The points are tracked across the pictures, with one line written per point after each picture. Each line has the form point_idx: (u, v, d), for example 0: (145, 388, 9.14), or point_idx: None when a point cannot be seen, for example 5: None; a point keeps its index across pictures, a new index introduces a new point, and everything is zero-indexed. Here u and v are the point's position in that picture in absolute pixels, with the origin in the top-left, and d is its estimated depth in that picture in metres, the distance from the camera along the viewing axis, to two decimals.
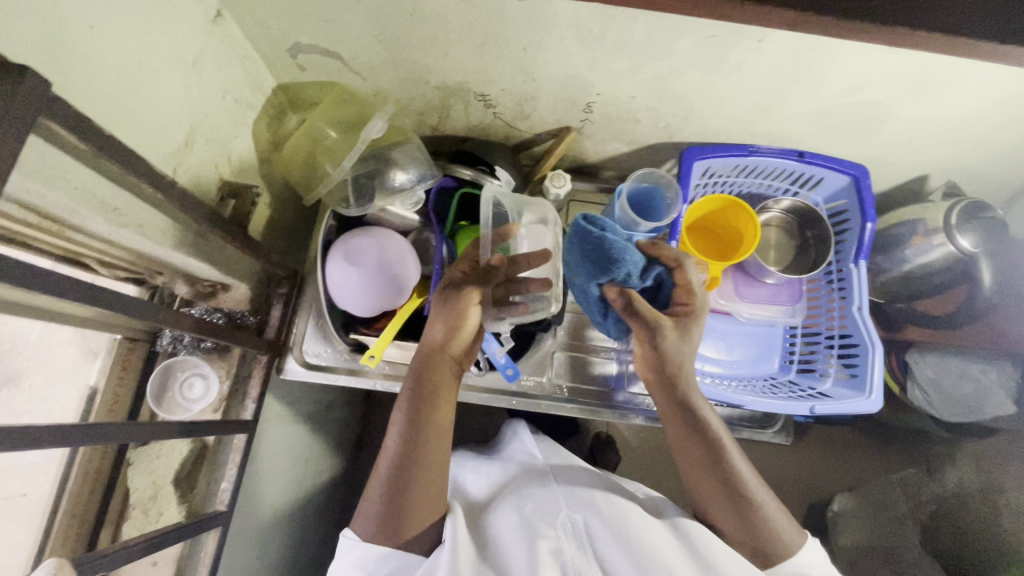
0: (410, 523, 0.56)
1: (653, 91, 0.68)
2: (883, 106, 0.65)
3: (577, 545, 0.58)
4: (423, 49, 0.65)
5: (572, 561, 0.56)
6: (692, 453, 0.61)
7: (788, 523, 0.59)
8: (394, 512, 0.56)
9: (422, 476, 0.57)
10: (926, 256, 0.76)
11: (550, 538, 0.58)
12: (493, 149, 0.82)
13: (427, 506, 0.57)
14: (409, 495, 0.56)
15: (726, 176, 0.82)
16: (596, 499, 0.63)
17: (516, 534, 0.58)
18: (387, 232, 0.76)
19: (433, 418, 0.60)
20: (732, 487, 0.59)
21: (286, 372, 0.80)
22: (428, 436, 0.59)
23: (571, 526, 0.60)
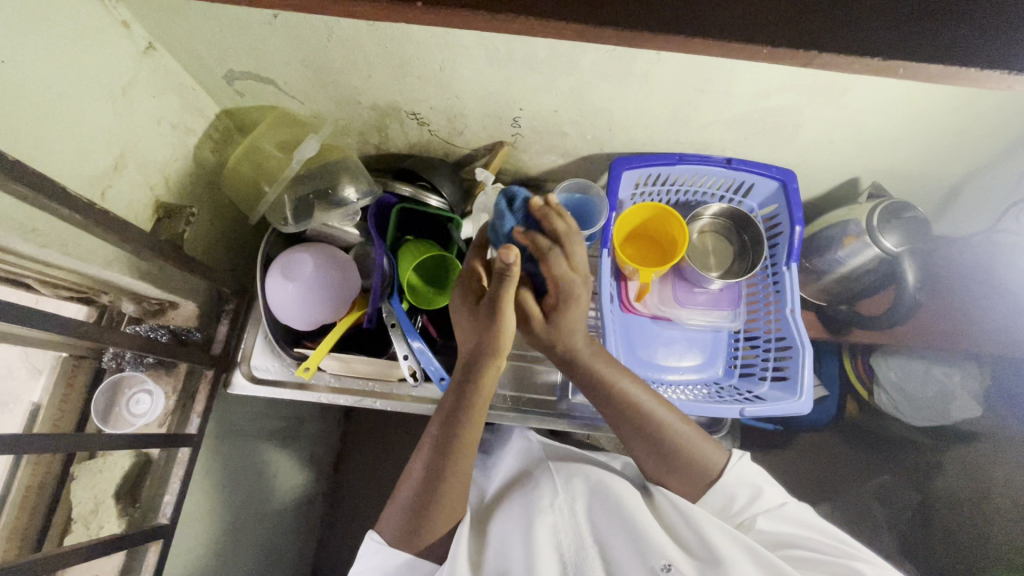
0: (433, 531, 0.58)
1: (572, 105, 0.71)
2: (793, 112, 0.67)
3: (573, 533, 0.60)
4: (348, 72, 0.69)
5: (571, 547, 0.58)
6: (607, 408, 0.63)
7: (709, 446, 0.63)
8: (421, 524, 0.58)
9: (452, 491, 0.59)
10: (857, 258, 0.77)
11: (548, 525, 0.59)
12: (432, 165, 0.84)
13: (451, 515, 0.59)
14: (438, 509, 0.58)
15: (659, 184, 0.84)
16: (590, 482, 0.64)
17: (516, 523, 0.60)
18: (324, 247, 0.79)
19: (465, 434, 0.60)
20: (656, 436, 0.61)
21: (233, 387, 0.80)
22: (462, 453, 0.59)
23: (570, 510, 0.61)
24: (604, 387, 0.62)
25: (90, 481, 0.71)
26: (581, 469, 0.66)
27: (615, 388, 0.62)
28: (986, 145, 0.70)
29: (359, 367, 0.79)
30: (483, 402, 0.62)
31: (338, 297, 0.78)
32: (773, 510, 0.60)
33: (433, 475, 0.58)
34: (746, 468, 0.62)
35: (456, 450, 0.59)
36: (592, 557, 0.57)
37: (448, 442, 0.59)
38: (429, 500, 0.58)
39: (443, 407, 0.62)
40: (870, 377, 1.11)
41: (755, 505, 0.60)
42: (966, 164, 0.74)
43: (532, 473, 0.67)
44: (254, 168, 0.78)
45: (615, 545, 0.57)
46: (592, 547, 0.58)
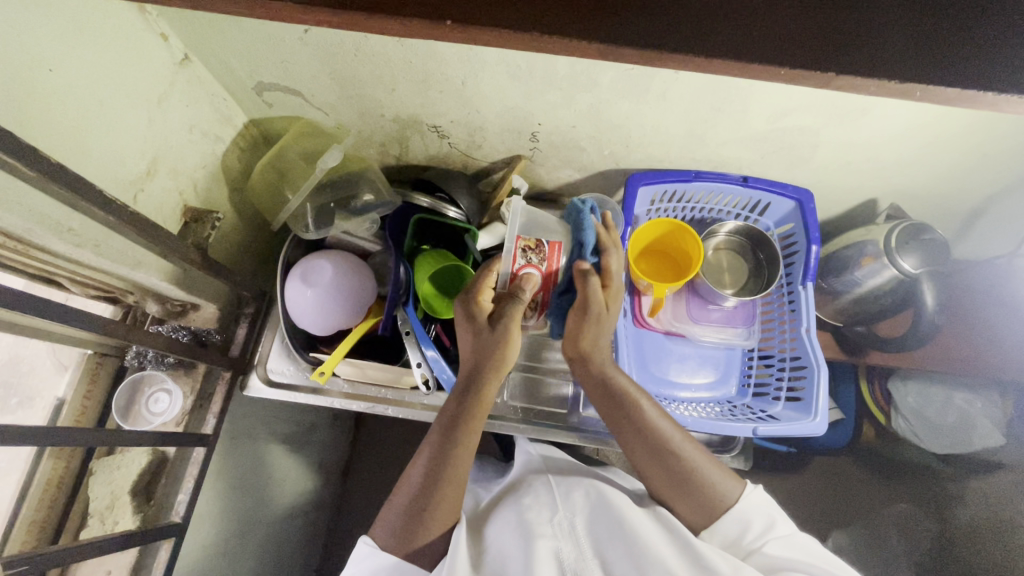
0: (424, 536, 0.59)
1: (589, 121, 0.72)
2: (811, 132, 0.67)
3: (573, 543, 0.58)
4: (373, 85, 0.71)
5: (570, 555, 0.57)
6: (622, 429, 0.64)
7: (722, 476, 0.62)
8: (416, 527, 0.58)
9: (448, 499, 0.59)
10: (874, 278, 0.76)
11: (548, 534, 0.58)
12: (449, 176, 0.86)
13: (449, 517, 0.60)
14: (433, 515, 0.59)
15: (675, 201, 0.84)
16: (590, 496, 0.64)
17: (515, 531, 0.59)
18: (341, 253, 0.80)
19: (466, 444, 0.61)
20: (664, 455, 0.62)
21: (250, 390, 0.81)
22: (460, 462, 0.60)
23: (569, 524, 0.61)
24: (624, 398, 0.64)
25: (108, 477, 0.72)
26: (580, 485, 0.66)
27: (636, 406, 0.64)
28: (1009, 168, 0.69)
29: (373, 374, 0.80)
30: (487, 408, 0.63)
31: (355, 303, 0.79)
32: (782, 538, 0.59)
33: (431, 480, 0.59)
34: (758, 497, 0.62)
35: (453, 457, 0.60)
36: (593, 566, 0.56)
37: (448, 448, 0.60)
38: (422, 508, 0.59)
39: (445, 411, 0.63)
40: (888, 402, 1.10)
41: (766, 534, 0.59)
42: (987, 187, 0.74)
43: (530, 486, 0.67)
44: (278, 175, 0.80)
45: (615, 557, 0.56)
46: (593, 557, 0.57)
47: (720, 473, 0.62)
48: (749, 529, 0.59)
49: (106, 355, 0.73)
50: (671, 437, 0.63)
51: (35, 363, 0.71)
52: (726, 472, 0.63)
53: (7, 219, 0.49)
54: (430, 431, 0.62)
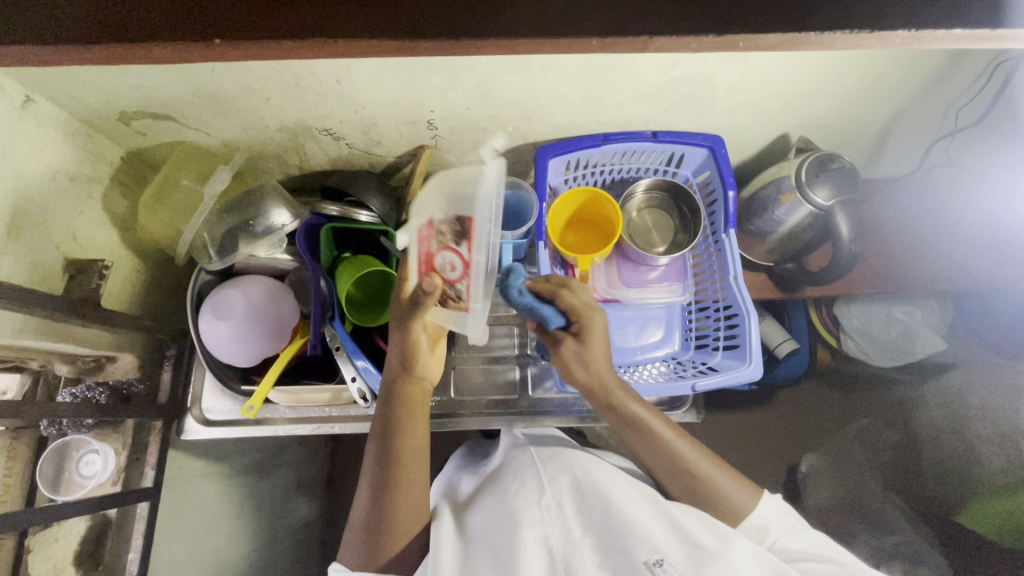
0: (392, 547, 0.59)
1: (483, 100, 0.69)
2: (706, 77, 0.65)
3: (561, 526, 0.56)
4: (243, 96, 0.66)
5: (559, 539, 0.54)
6: (647, 453, 0.65)
7: (740, 490, 0.63)
8: (378, 538, 0.59)
9: (404, 501, 0.61)
10: (794, 215, 0.75)
11: (535, 521, 0.56)
12: (356, 179, 0.82)
13: (411, 531, 0.61)
14: (391, 527, 0.60)
15: (591, 167, 0.82)
16: (577, 477, 0.62)
17: (500, 520, 0.57)
18: (255, 279, 0.76)
19: (404, 450, 0.63)
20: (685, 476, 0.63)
21: (188, 433, 0.79)
22: (404, 463, 0.62)
23: (557, 504, 0.59)
24: (640, 427, 0.63)
25: (48, 550, 0.66)
26: (567, 468, 0.64)
27: (654, 431, 0.64)
28: (905, 85, 0.69)
29: (309, 397, 0.77)
30: (418, 408, 0.66)
31: (279, 324, 0.75)
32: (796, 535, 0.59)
33: (381, 489, 0.61)
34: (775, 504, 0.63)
35: (395, 460, 0.62)
36: (582, 549, 0.54)
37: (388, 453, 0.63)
38: (378, 515, 0.60)
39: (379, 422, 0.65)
40: (836, 326, 1.13)
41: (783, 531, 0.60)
42: (891, 105, 0.73)
43: (517, 470, 0.65)
44: (171, 208, 0.76)
45: (603, 533, 0.54)
46: (583, 536, 0.55)
47: (738, 486, 0.63)
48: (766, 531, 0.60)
49: (18, 430, 0.65)
50: (691, 458, 0.63)
51: None
52: (745, 484, 0.63)
53: None
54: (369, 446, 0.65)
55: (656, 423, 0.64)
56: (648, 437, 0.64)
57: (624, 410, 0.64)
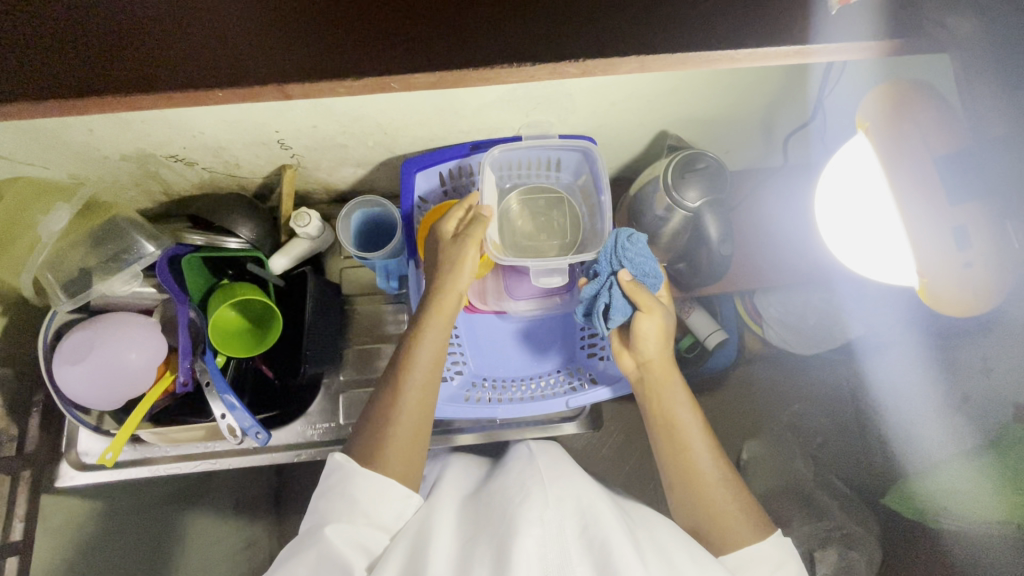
0: (390, 450, 0.59)
1: (327, 117, 0.65)
2: (554, 81, 0.61)
3: (559, 552, 0.50)
4: (64, 129, 0.61)
5: (555, 565, 0.49)
6: (659, 442, 0.67)
7: (744, 520, 0.61)
8: (377, 439, 0.60)
9: (409, 408, 0.62)
10: (671, 217, 0.72)
11: (534, 537, 0.50)
12: (222, 203, 0.78)
13: (406, 461, 0.60)
14: (392, 433, 0.60)
15: (467, 176, 0.78)
16: (586, 499, 0.56)
17: (495, 536, 0.51)
18: (114, 316, 0.72)
19: (420, 352, 0.64)
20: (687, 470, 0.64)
21: (64, 479, 0.78)
22: (413, 371, 0.63)
23: (560, 527, 0.52)
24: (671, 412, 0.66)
25: None
26: (577, 489, 0.57)
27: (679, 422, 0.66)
28: (769, 75, 0.66)
29: (180, 436, 0.75)
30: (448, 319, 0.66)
31: (134, 370, 0.71)
32: None
33: (391, 394, 0.62)
34: None
35: (403, 366, 0.63)
36: None
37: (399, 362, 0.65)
38: (380, 417, 0.61)
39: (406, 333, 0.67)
40: (759, 315, 1.12)
41: None
42: (761, 98, 0.70)
43: (522, 483, 0.58)
44: None
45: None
46: (581, 565, 0.50)
47: (744, 511, 0.62)
48: None
49: None
50: (702, 457, 0.64)
51: None
52: (754, 513, 0.62)
53: None
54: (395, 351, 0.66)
55: (684, 416, 0.66)
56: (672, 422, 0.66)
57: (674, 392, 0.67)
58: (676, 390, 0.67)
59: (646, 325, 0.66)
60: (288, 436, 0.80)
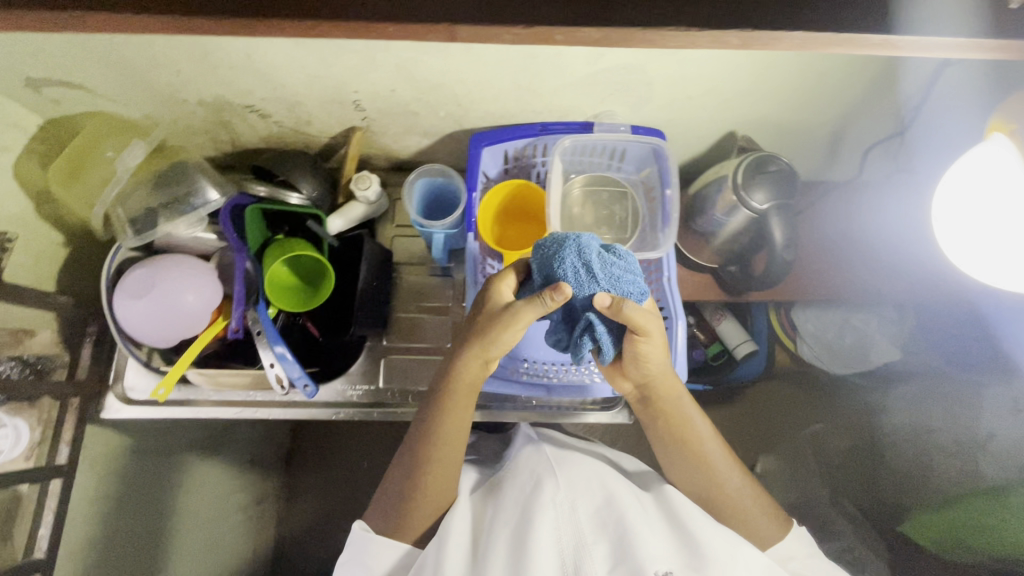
0: (412, 522, 0.62)
1: (407, 82, 0.65)
2: (638, 69, 0.62)
3: (571, 529, 0.58)
4: (153, 67, 0.63)
5: (567, 540, 0.57)
6: (676, 462, 0.68)
7: (765, 513, 0.66)
8: (400, 513, 0.63)
9: (431, 477, 0.63)
10: (733, 218, 0.72)
11: (548, 516, 0.58)
12: (287, 159, 0.79)
13: (428, 522, 0.63)
14: (412, 506, 0.63)
15: (530, 157, 0.78)
16: (593, 485, 0.63)
17: (515, 517, 0.59)
18: (174, 257, 0.74)
19: (443, 425, 0.64)
20: (712, 481, 0.66)
21: (108, 411, 0.79)
22: (441, 445, 0.64)
23: (570, 505, 0.60)
24: (681, 427, 0.67)
25: None
26: (580, 471, 0.65)
27: (690, 429, 0.67)
28: (852, 85, 0.65)
29: (227, 380, 0.76)
30: (471, 387, 0.65)
31: (191, 312, 0.72)
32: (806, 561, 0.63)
33: (413, 468, 0.64)
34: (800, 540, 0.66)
35: (425, 438, 0.64)
36: (593, 550, 0.56)
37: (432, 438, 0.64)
38: (403, 492, 0.63)
39: (429, 400, 0.67)
40: (794, 329, 1.11)
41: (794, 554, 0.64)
42: (838, 106, 0.70)
43: (534, 473, 0.65)
44: (88, 180, 0.73)
45: (617, 548, 0.56)
46: (592, 539, 0.57)
47: (765, 508, 0.66)
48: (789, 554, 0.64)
49: None
50: (721, 466, 0.67)
51: None
52: (772, 508, 0.66)
53: None
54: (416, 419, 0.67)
55: (701, 430, 0.67)
56: (684, 442, 0.67)
57: (684, 414, 0.67)
58: (685, 404, 0.67)
59: (647, 350, 0.59)
60: (329, 394, 0.81)
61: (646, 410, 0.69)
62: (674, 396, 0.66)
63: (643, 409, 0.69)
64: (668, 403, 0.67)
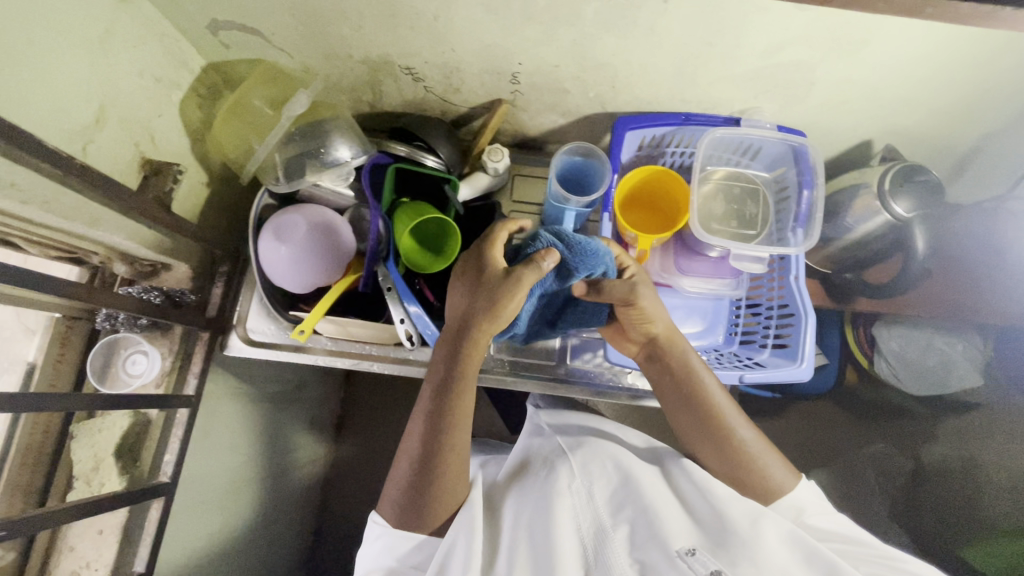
0: (435, 505, 0.61)
1: (574, 59, 0.67)
2: (808, 67, 0.63)
3: (589, 519, 0.58)
4: (337, 21, 0.65)
5: (588, 528, 0.57)
6: (683, 415, 0.68)
7: (778, 465, 0.64)
8: (422, 501, 0.60)
9: (450, 460, 0.61)
10: (866, 223, 0.74)
11: (568, 505, 0.59)
12: (426, 124, 0.81)
13: (450, 501, 0.62)
14: (434, 490, 0.60)
15: (664, 146, 0.80)
16: (605, 467, 0.64)
17: (536, 505, 0.60)
18: (317, 207, 0.76)
19: (460, 404, 0.62)
20: (724, 435, 0.65)
21: (230, 349, 0.81)
22: (456, 427, 0.62)
23: (587, 490, 0.61)
24: (690, 376, 0.68)
25: (91, 441, 0.70)
26: (594, 448, 0.66)
27: (699, 381, 0.68)
28: (1009, 104, 0.66)
29: (355, 332, 0.77)
30: (475, 363, 0.64)
31: (329, 261, 0.75)
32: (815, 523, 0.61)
33: (427, 450, 0.61)
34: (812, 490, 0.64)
35: (444, 421, 0.62)
36: (615, 536, 0.56)
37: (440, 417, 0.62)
38: (423, 478, 0.61)
39: (434, 380, 0.64)
40: (871, 347, 1.10)
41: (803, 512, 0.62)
42: (985, 124, 0.71)
43: (547, 461, 0.66)
44: (245, 126, 0.76)
45: (636, 526, 0.56)
46: (612, 525, 0.57)
47: (777, 460, 0.65)
48: (800, 510, 0.62)
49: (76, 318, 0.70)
50: (731, 418, 0.66)
51: None
52: (782, 460, 0.65)
53: None
54: (422, 397, 0.64)
55: (706, 383, 0.68)
56: (692, 392, 0.67)
57: (692, 369, 0.68)
58: (690, 358, 0.69)
59: (647, 296, 0.66)
60: None
61: (652, 372, 0.71)
62: (678, 351, 0.69)
63: (651, 364, 0.71)
64: (672, 354, 0.69)
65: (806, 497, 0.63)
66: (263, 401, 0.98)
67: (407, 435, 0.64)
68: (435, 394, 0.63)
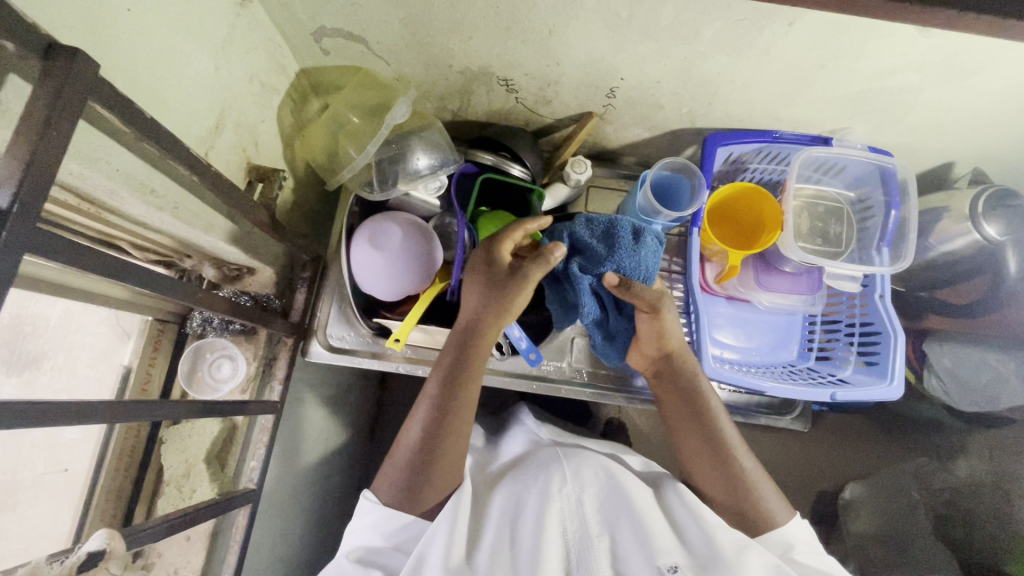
0: (431, 489, 0.59)
1: (678, 76, 0.68)
2: (913, 91, 0.64)
3: (576, 524, 0.58)
4: (448, 32, 0.66)
5: (573, 532, 0.58)
6: (693, 434, 0.66)
7: (776, 498, 0.63)
8: (421, 481, 0.59)
9: (450, 446, 0.60)
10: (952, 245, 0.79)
11: (556, 505, 0.59)
12: (512, 134, 0.82)
13: (446, 485, 0.60)
14: (431, 473, 0.59)
15: (749, 161, 0.81)
16: (601, 474, 0.63)
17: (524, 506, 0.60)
18: (407, 215, 0.76)
19: (465, 393, 0.62)
20: (727, 460, 0.64)
21: (312, 355, 0.79)
22: (457, 415, 0.61)
23: (577, 496, 0.60)
24: (698, 397, 0.67)
25: (180, 444, 0.71)
26: (588, 457, 0.66)
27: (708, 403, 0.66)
28: None
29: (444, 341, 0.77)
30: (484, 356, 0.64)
31: (420, 270, 0.74)
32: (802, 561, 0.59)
33: (433, 431, 0.60)
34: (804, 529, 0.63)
35: (447, 406, 0.61)
36: (599, 544, 0.57)
37: (450, 401, 0.62)
38: (426, 460, 0.59)
39: (439, 365, 0.64)
40: None
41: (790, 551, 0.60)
42: None
43: (541, 462, 0.65)
44: (335, 130, 0.74)
45: (623, 537, 0.57)
46: (598, 536, 0.58)
47: (774, 495, 0.63)
48: (789, 546, 0.60)
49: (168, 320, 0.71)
50: (735, 446, 0.65)
51: (40, 326, 0.57)
52: (779, 496, 0.63)
53: (94, 180, 0.45)
54: (428, 380, 0.63)
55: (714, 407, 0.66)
56: (700, 414, 0.66)
57: (699, 388, 0.67)
58: (698, 378, 0.68)
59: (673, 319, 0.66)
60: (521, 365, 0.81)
61: (659, 390, 0.70)
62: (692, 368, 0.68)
63: (658, 380, 0.70)
64: (685, 373, 0.68)
65: (798, 534, 0.61)
66: (325, 405, 0.97)
67: (412, 415, 0.62)
68: (444, 376, 0.62)
